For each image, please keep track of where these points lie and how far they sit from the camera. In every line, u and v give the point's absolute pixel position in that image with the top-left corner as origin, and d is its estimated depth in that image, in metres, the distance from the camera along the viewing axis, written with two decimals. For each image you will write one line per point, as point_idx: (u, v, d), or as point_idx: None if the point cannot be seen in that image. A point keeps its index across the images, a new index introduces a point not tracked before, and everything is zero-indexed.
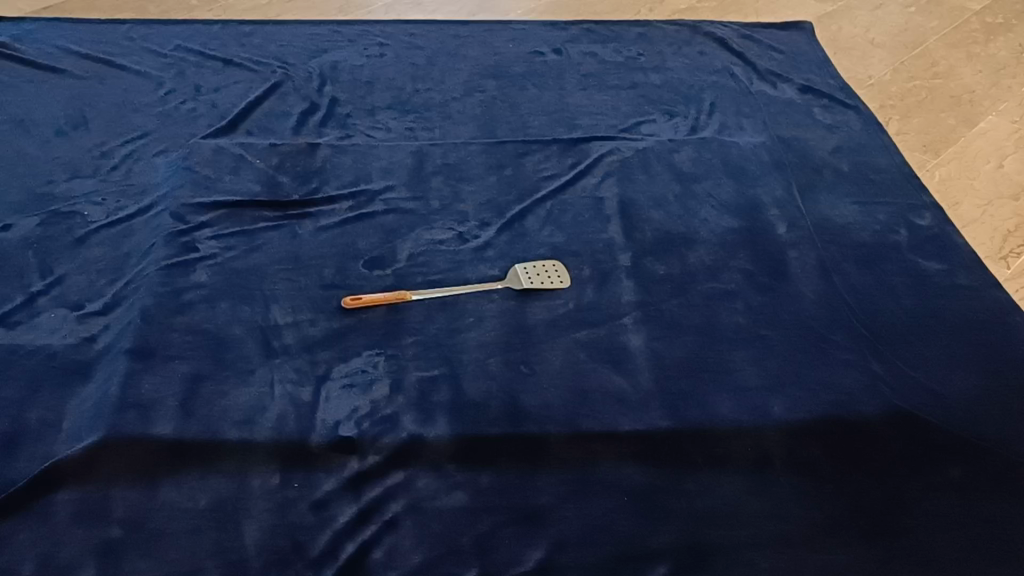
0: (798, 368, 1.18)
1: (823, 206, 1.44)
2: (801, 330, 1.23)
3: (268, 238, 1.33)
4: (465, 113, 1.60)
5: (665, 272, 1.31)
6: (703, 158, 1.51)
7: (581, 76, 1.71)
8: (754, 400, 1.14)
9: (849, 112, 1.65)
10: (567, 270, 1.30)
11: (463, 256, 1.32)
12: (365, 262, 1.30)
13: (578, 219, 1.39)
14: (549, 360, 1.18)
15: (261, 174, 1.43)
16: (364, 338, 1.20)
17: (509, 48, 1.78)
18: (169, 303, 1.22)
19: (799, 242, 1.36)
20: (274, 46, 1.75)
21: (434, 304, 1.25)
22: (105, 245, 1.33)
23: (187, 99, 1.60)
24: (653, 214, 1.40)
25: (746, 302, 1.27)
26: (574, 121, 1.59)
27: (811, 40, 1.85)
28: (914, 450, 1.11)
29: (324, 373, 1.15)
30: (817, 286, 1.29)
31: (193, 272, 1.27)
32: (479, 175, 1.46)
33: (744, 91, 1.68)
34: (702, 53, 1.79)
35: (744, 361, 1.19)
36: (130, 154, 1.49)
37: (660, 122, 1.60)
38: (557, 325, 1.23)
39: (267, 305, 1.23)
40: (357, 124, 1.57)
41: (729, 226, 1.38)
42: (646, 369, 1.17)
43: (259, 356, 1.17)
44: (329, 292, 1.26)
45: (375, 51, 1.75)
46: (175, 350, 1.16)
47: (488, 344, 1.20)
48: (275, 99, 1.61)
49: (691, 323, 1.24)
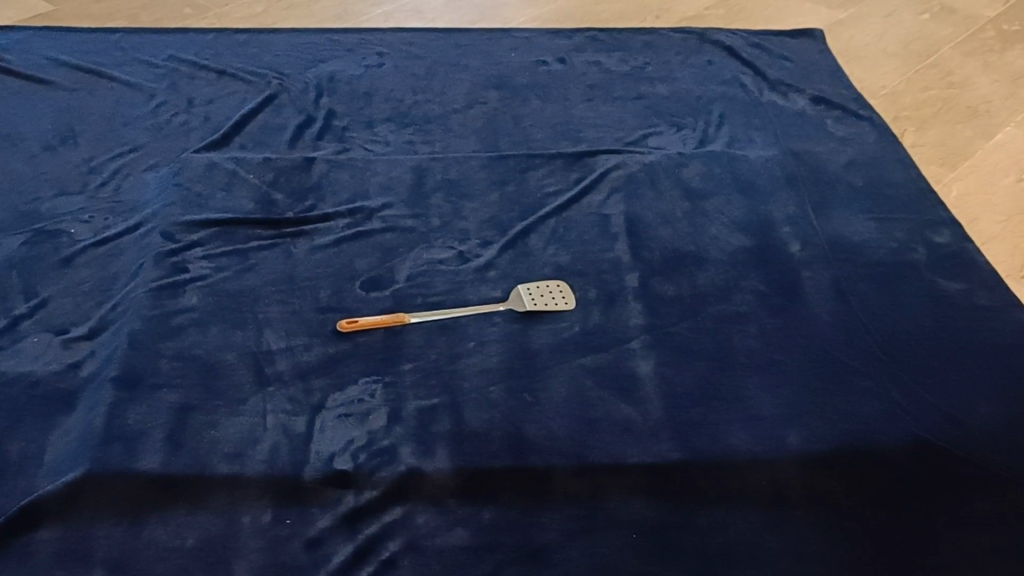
0: (814, 396, 1.13)
1: (838, 222, 1.39)
2: (817, 355, 1.18)
3: (261, 258, 1.28)
4: (467, 126, 1.55)
5: (674, 293, 1.26)
6: (713, 173, 1.46)
7: (586, 87, 1.66)
8: (769, 430, 1.09)
9: (863, 123, 1.60)
10: (572, 292, 1.25)
11: (464, 276, 1.27)
12: (362, 283, 1.25)
13: (583, 237, 1.34)
14: (555, 388, 1.13)
15: (255, 191, 1.39)
16: (361, 364, 1.15)
17: (511, 58, 1.73)
18: (157, 328, 1.17)
19: (813, 262, 1.31)
20: (269, 56, 1.70)
21: (434, 327, 1.20)
22: (92, 265, 1.28)
23: (179, 112, 1.55)
24: (662, 232, 1.35)
25: (759, 325, 1.21)
26: (578, 134, 1.54)
27: (822, 49, 1.80)
28: (937, 483, 1.06)
29: (320, 402, 1.10)
30: (833, 309, 1.24)
31: (183, 295, 1.22)
32: (481, 191, 1.41)
33: (754, 103, 1.63)
34: (710, 63, 1.74)
35: (757, 388, 1.14)
36: (119, 169, 1.44)
37: (667, 135, 1.55)
38: (562, 349, 1.18)
39: (260, 329, 1.18)
40: (355, 138, 1.52)
41: (740, 244, 1.33)
42: (656, 397, 1.12)
43: (251, 384, 1.12)
44: (325, 315, 1.21)
45: (374, 61, 1.70)
46: (164, 378, 1.12)
47: (491, 371, 1.15)
48: (270, 112, 1.56)
49: (702, 348, 1.18)
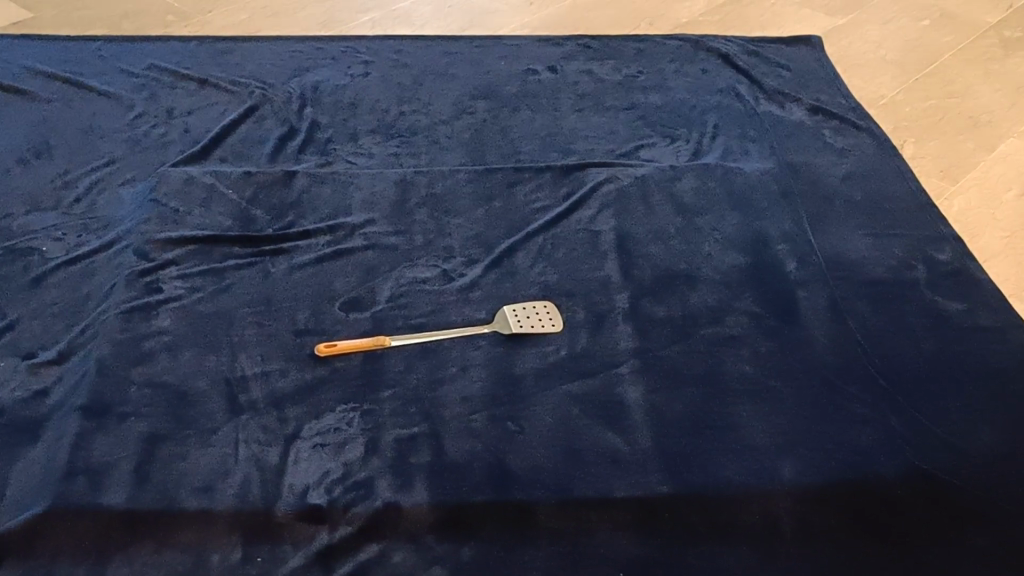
0: (810, 424, 1.08)
1: (835, 239, 1.35)
2: (813, 380, 1.13)
3: (238, 278, 1.24)
4: (454, 138, 1.51)
5: (665, 314, 1.21)
6: (706, 187, 1.41)
7: (577, 96, 1.62)
8: (763, 460, 1.04)
9: (861, 134, 1.56)
10: (559, 314, 1.21)
11: (447, 296, 1.23)
12: (342, 304, 1.21)
13: (572, 255, 1.29)
14: (539, 416, 1.09)
15: (233, 208, 1.34)
16: (339, 390, 1.11)
17: (501, 66, 1.69)
18: (128, 354, 1.13)
19: (809, 281, 1.27)
20: (253, 64, 1.66)
21: (415, 351, 1.15)
22: (64, 285, 1.23)
23: (158, 123, 1.51)
24: (653, 249, 1.31)
25: (752, 348, 1.17)
26: (568, 146, 1.50)
27: (820, 57, 1.76)
28: (937, 517, 1.01)
29: (294, 431, 1.06)
30: (829, 331, 1.20)
31: (156, 317, 1.18)
32: (467, 206, 1.37)
33: (750, 113, 1.59)
34: (705, 71, 1.69)
35: (750, 416, 1.09)
36: (94, 184, 1.39)
37: (660, 147, 1.51)
38: (548, 374, 1.13)
39: (234, 354, 1.14)
40: (338, 150, 1.48)
41: (734, 262, 1.29)
42: (644, 426, 1.08)
43: (224, 412, 1.07)
44: (302, 338, 1.17)
45: (360, 70, 1.66)
46: (133, 407, 1.07)
47: (473, 398, 1.10)
48: (252, 123, 1.52)
49: (693, 372, 1.14)
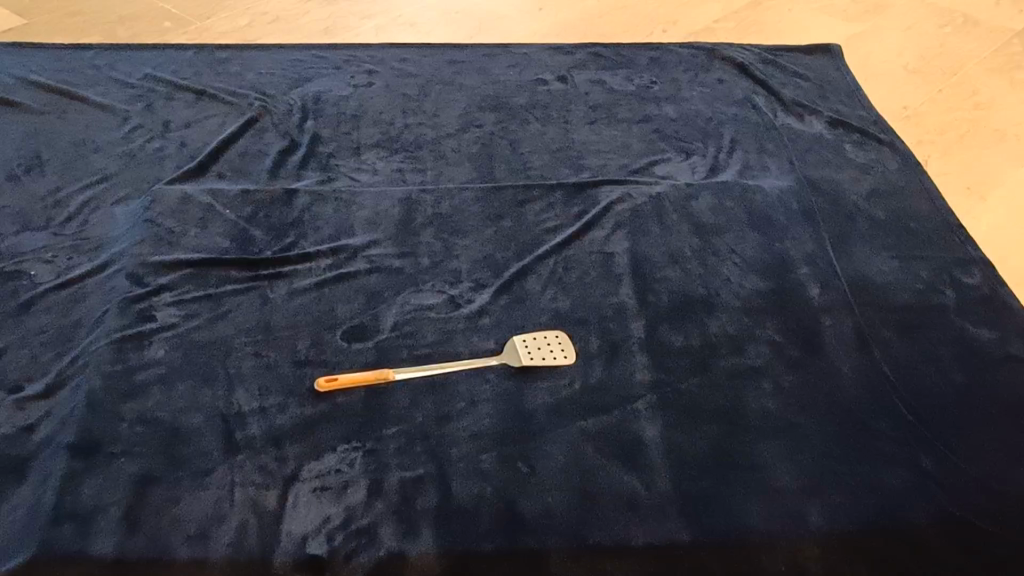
0: (837, 465, 1.03)
1: (859, 260, 1.29)
2: (838, 416, 1.08)
3: (235, 304, 1.18)
4: (460, 152, 1.45)
5: (683, 343, 1.16)
6: (724, 206, 1.35)
7: (588, 108, 1.56)
8: (788, 505, 0.99)
9: (884, 148, 1.50)
10: (572, 343, 1.15)
11: (454, 325, 1.17)
12: (344, 333, 1.16)
13: (584, 279, 1.24)
14: (552, 456, 1.03)
15: (231, 228, 1.29)
16: (340, 427, 1.05)
17: (509, 76, 1.63)
18: (119, 387, 1.07)
19: (833, 307, 1.21)
20: (253, 74, 1.60)
21: (420, 385, 1.10)
22: (53, 310, 1.18)
23: (154, 137, 1.45)
24: (669, 273, 1.25)
25: (775, 382, 1.11)
26: (580, 161, 1.44)
27: (840, 65, 1.70)
28: (973, 564, 0.96)
29: (293, 472, 1.00)
30: (856, 363, 1.14)
31: (149, 347, 1.12)
32: (475, 226, 1.31)
33: (768, 126, 1.53)
34: (721, 81, 1.64)
35: (774, 455, 1.03)
36: (87, 201, 1.34)
37: (675, 162, 1.45)
38: (560, 410, 1.08)
39: (231, 387, 1.08)
40: (340, 166, 1.42)
41: (755, 287, 1.23)
42: (663, 467, 1.02)
43: (219, 451, 1.02)
44: (302, 370, 1.11)
45: (363, 80, 1.60)
46: (123, 445, 1.02)
47: (481, 435, 1.05)
48: (251, 137, 1.46)
49: (713, 408, 1.08)
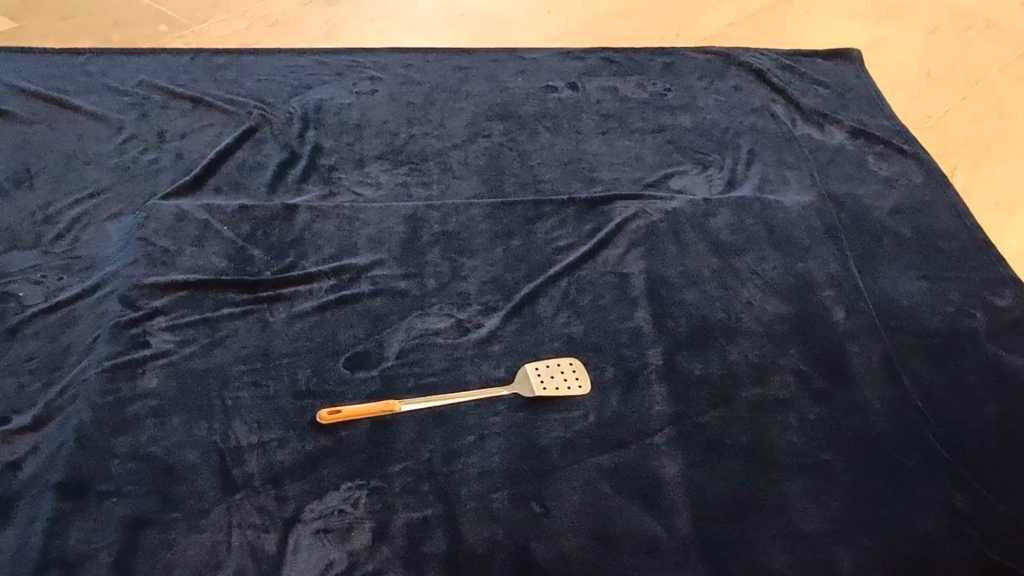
0: (867, 507, 0.98)
1: (885, 282, 1.24)
2: (868, 452, 1.03)
3: (232, 329, 1.13)
4: (468, 165, 1.40)
5: (703, 373, 1.10)
6: (744, 223, 1.30)
7: (600, 118, 1.50)
8: (816, 550, 0.94)
9: (908, 160, 1.44)
10: (586, 371, 1.09)
11: (463, 351, 1.12)
12: (347, 360, 1.10)
13: (599, 303, 1.18)
14: (567, 495, 0.98)
15: (229, 247, 1.23)
16: (344, 463, 0.99)
17: (518, 83, 1.57)
18: (110, 421, 1.02)
19: (860, 332, 1.16)
20: (251, 81, 1.54)
21: (428, 416, 1.04)
22: (42, 336, 1.12)
23: (148, 149, 1.40)
24: (687, 296, 1.20)
25: (800, 415, 1.06)
26: (592, 175, 1.39)
27: (860, 72, 1.64)
28: None
29: (293, 513, 0.95)
30: (884, 393, 1.09)
31: (142, 376, 1.07)
32: (484, 244, 1.26)
33: (787, 138, 1.47)
34: (737, 88, 1.58)
35: (800, 495, 0.98)
36: (78, 218, 1.28)
37: (692, 175, 1.40)
38: (576, 444, 1.02)
39: (228, 420, 1.03)
40: (343, 179, 1.36)
41: (778, 312, 1.18)
42: (684, 508, 0.97)
43: (216, 490, 0.96)
44: (303, 402, 1.05)
45: (366, 87, 1.54)
46: (114, 485, 0.96)
47: (493, 473, 0.99)
48: (250, 148, 1.40)
49: (736, 443, 1.03)
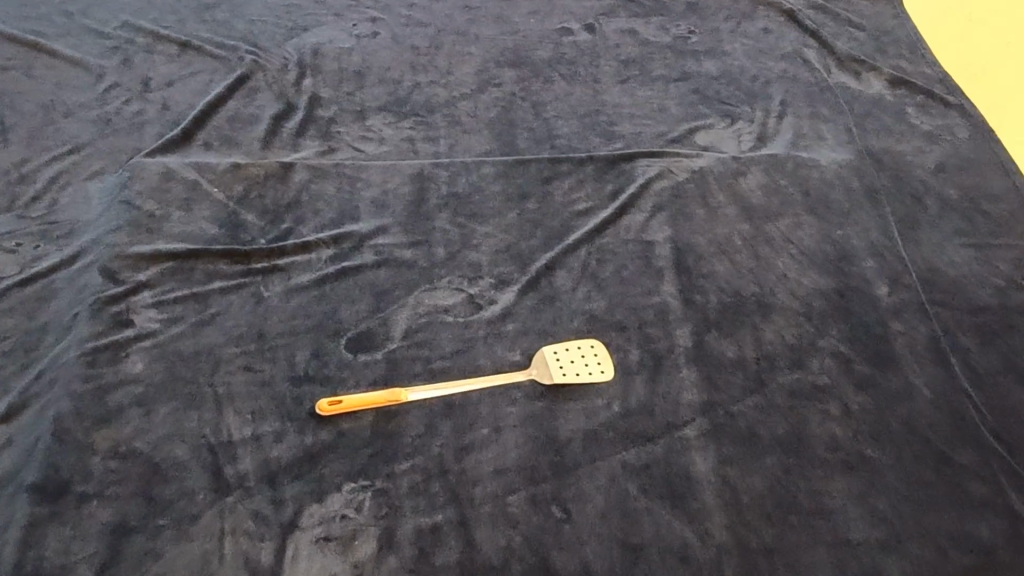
0: (918, 510, 0.89)
1: (930, 251, 1.14)
2: (917, 447, 0.94)
3: (224, 306, 1.04)
4: (478, 117, 1.30)
5: (736, 356, 1.01)
6: (777, 185, 1.21)
7: (619, 64, 1.40)
8: (863, 559, 0.85)
9: (951, 112, 1.34)
10: (609, 355, 1.01)
11: (475, 330, 1.03)
12: (349, 340, 1.01)
13: (621, 275, 1.09)
14: (590, 497, 0.89)
15: (220, 211, 1.14)
16: (347, 461, 0.91)
17: (531, 26, 1.46)
18: (92, 412, 0.93)
19: (904, 310, 1.07)
20: (243, 22, 1.43)
21: (437, 406, 0.96)
22: (17, 312, 1.03)
23: (132, 98, 1.29)
24: (717, 267, 1.11)
25: (842, 405, 0.97)
26: (612, 129, 1.28)
27: (899, 14, 1.53)
28: None
29: (291, 518, 0.87)
30: (932, 379, 1.00)
31: (125, 361, 0.98)
32: (496, 209, 1.16)
33: (821, 87, 1.37)
34: (766, 31, 1.47)
35: (844, 497, 0.90)
36: (56, 177, 1.18)
37: (720, 128, 1.30)
38: (598, 438, 0.94)
39: (220, 410, 0.94)
40: (342, 134, 1.26)
41: (815, 287, 1.09)
42: (717, 510, 0.88)
43: (206, 492, 0.88)
44: (301, 389, 0.97)
45: (367, 29, 1.43)
46: (96, 486, 0.88)
47: (509, 471, 0.91)
48: (242, 97, 1.30)
49: (772, 437, 0.94)
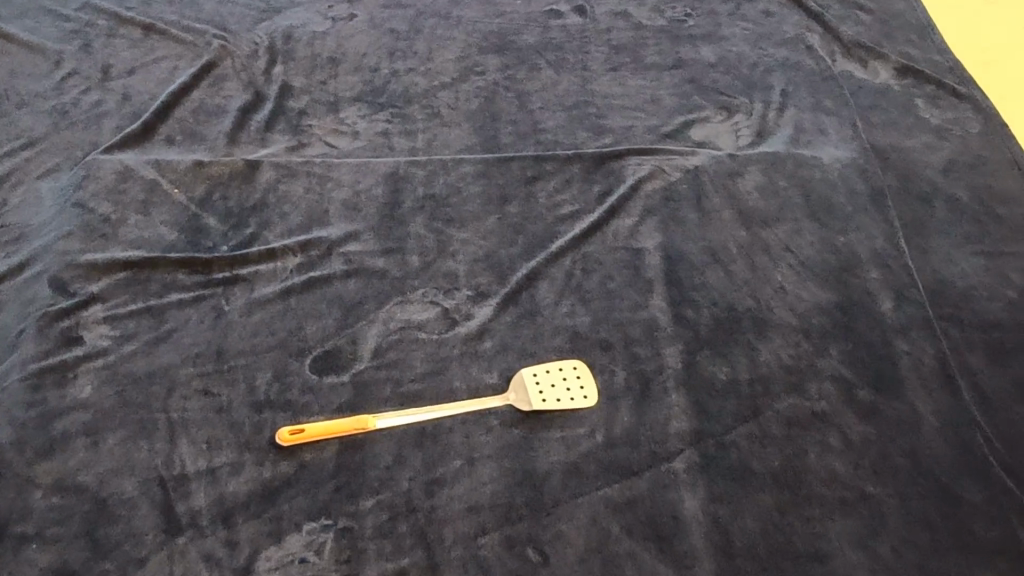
0: (923, 555, 0.82)
1: (938, 260, 1.07)
2: (923, 484, 0.87)
3: (181, 321, 0.97)
4: (458, 109, 1.22)
5: (729, 379, 0.95)
6: (775, 185, 1.13)
7: (610, 49, 1.32)
8: None
9: (962, 104, 1.26)
10: (592, 378, 0.94)
11: (450, 349, 0.96)
12: (314, 361, 0.94)
13: (607, 286, 1.02)
14: (570, 538, 0.83)
15: (180, 215, 1.06)
16: (307, 497, 0.84)
17: (518, 8, 1.39)
18: (35, 443, 0.87)
19: (910, 327, 1.00)
20: (213, 4, 1.35)
21: (407, 436, 0.89)
22: None
23: (90, 87, 1.22)
24: (710, 278, 1.04)
25: (842, 435, 0.91)
26: (600, 123, 1.21)
27: None
28: None
29: (246, 562, 0.80)
30: (939, 406, 0.93)
31: (73, 384, 0.91)
32: (475, 213, 1.09)
33: (823, 75, 1.29)
34: (767, 14, 1.40)
35: (844, 540, 0.83)
36: (6, 175, 1.11)
37: (716, 122, 1.22)
38: (580, 472, 0.87)
39: (173, 440, 0.88)
40: (314, 127, 1.18)
41: (815, 301, 1.02)
42: (707, 555, 0.82)
43: (155, 533, 0.81)
44: (262, 415, 0.90)
45: (343, 11, 1.35)
46: (36, 526, 0.82)
47: (483, 509, 0.84)
48: (208, 87, 1.22)
49: (767, 471, 0.88)
